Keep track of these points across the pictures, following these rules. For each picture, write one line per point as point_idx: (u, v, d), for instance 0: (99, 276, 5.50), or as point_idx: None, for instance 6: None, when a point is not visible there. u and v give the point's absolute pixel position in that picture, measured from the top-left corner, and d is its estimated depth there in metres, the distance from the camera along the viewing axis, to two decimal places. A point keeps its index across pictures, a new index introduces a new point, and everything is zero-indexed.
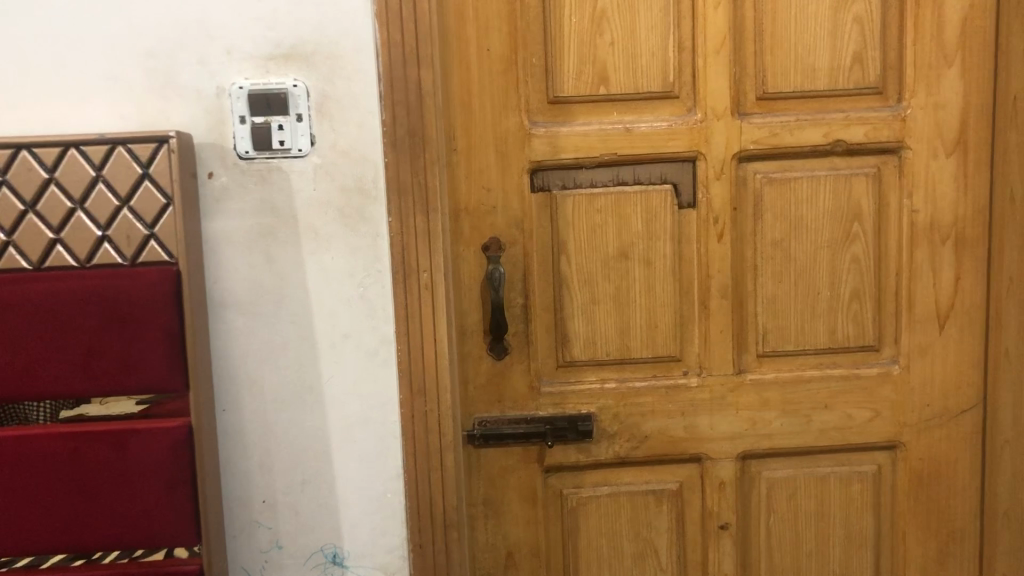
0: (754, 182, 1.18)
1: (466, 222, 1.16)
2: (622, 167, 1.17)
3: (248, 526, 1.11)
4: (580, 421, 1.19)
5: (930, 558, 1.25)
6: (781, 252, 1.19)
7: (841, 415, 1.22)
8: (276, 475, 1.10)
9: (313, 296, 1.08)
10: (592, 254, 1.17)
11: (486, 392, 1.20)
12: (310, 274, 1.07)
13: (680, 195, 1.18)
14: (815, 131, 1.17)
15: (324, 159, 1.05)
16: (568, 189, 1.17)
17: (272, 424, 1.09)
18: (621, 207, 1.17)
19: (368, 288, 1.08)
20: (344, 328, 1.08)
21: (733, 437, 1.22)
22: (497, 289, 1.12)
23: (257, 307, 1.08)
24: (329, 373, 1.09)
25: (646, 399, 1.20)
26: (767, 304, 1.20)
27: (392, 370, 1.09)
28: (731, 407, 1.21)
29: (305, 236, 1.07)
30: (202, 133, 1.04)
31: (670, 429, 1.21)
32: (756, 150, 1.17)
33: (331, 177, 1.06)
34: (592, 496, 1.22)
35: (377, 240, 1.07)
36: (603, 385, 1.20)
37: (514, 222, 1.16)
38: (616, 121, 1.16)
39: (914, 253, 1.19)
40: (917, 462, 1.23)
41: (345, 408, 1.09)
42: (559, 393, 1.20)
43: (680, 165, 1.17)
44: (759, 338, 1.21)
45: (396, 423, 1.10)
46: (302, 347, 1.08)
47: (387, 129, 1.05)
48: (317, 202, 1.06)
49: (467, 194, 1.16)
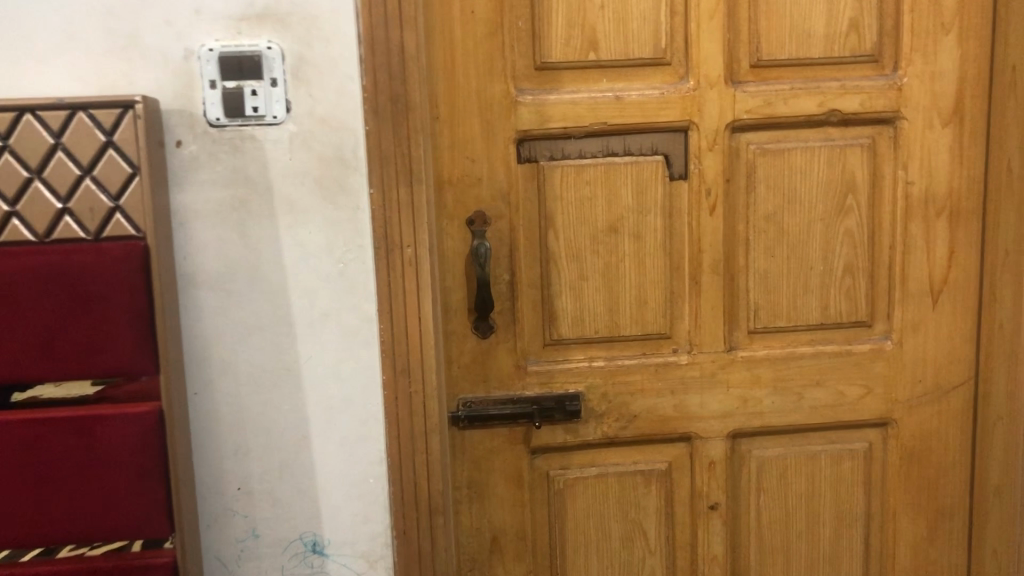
0: (747, 153, 1.14)
1: (450, 194, 1.11)
2: (612, 137, 1.12)
3: (222, 514, 1.05)
4: (568, 401, 1.15)
5: (921, 536, 1.23)
6: (773, 226, 1.15)
7: (832, 392, 1.20)
8: (251, 461, 1.05)
9: (291, 273, 1.02)
10: (580, 227, 1.13)
11: (470, 372, 1.15)
12: (287, 250, 1.01)
13: (671, 167, 1.13)
14: (810, 101, 1.13)
15: (300, 127, 0.99)
16: (556, 160, 1.12)
17: (247, 408, 1.04)
18: (611, 179, 1.12)
19: (349, 264, 1.02)
20: (323, 306, 1.03)
21: (723, 415, 1.19)
22: (483, 265, 1.08)
23: (230, 285, 1.01)
24: (307, 355, 1.03)
25: (636, 377, 1.16)
26: (759, 279, 1.17)
27: (374, 351, 1.04)
28: (722, 385, 1.18)
29: (281, 209, 1.01)
30: (169, 99, 0.98)
31: (660, 408, 1.18)
32: (749, 120, 1.13)
33: (308, 146, 1.00)
34: (579, 478, 1.18)
35: (357, 214, 1.01)
36: (591, 363, 1.16)
37: (501, 195, 1.11)
38: (606, 89, 1.11)
39: (909, 227, 1.16)
40: (909, 440, 1.21)
41: (325, 390, 1.04)
42: (547, 371, 1.15)
43: (672, 135, 1.13)
44: (751, 314, 1.17)
45: (378, 406, 1.05)
46: (278, 327, 1.03)
47: (367, 96, 0.99)
48: (293, 173, 1.00)
49: (451, 165, 1.10)
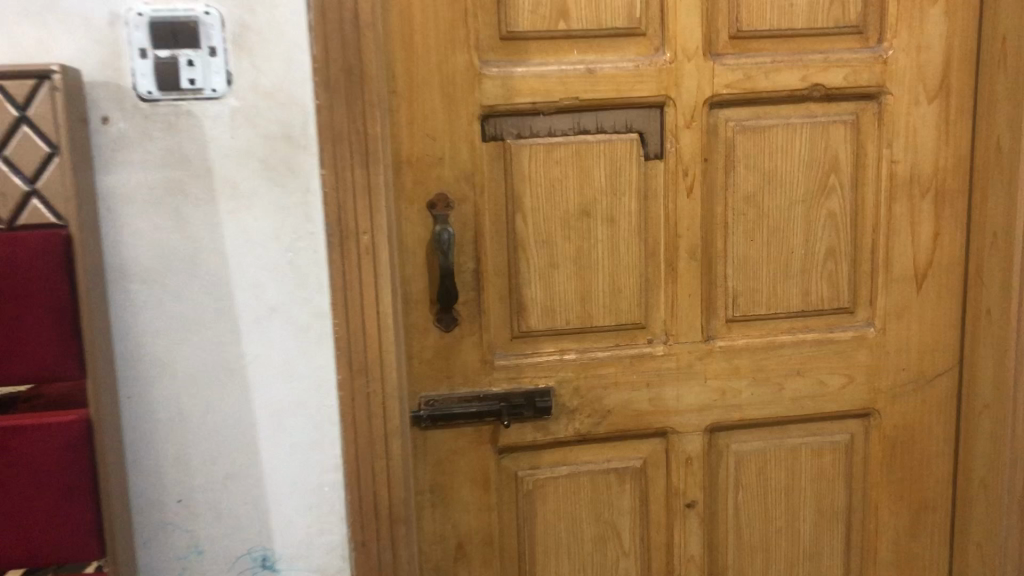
0: (726, 131, 1.07)
1: (409, 175, 1.02)
2: (583, 114, 1.04)
3: (161, 529, 0.95)
4: (538, 398, 1.07)
5: (902, 529, 1.19)
6: (753, 208, 1.09)
7: (814, 383, 1.14)
8: (193, 471, 0.95)
9: (234, 264, 0.92)
10: (550, 211, 1.05)
11: (433, 368, 1.06)
12: (229, 238, 0.92)
13: (646, 145, 1.06)
14: (792, 74, 1.06)
15: (242, 102, 0.89)
16: (524, 139, 1.04)
17: (187, 414, 0.94)
18: (583, 159, 1.05)
19: (298, 253, 0.93)
20: (270, 299, 0.93)
21: (701, 408, 1.12)
22: (446, 252, 0.99)
23: (166, 278, 0.91)
24: (254, 353, 0.94)
25: (609, 370, 1.09)
26: (739, 265, 1.10)
27: (327, 348, 0.95)
28: (700, 378, 1.11)
29: (221, 193, 0.91)
30: (93, 70, 0.87)
31: (635, 402, 1.10)
32: (729, 95, 1.06)
33: (252, 123, 0.90)
34: (549, 478, 1.10)
35: (307, 198, 0.92)
36: (562, 357, 1.08)
37: (464, 176, 1.03)
38: (576, 61, 1.03)
39: (893, 208, 1.11)
40: (891, 430, 1.16)
41: (273, 392, 0.95)
42: (515, 366, 1.07)
43: (647, 111, 1.06)
44: (729, 302, 1.11)
45: (333, 407, 0.96)
46: (221, 323, 0.93)
47: (318, 67, 0.89)
48: (234, 153, 0.90)
49: (410, 144, 1.01)
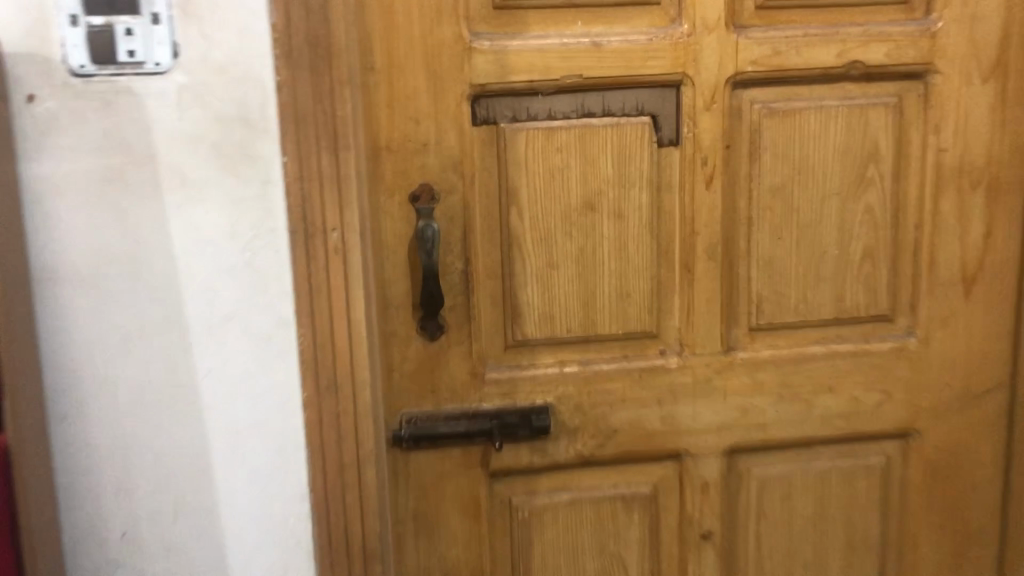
0: (751, 114, 0.94)
1: (388, 163, 0.89)
2: (588, 94, 0.92)
3: (102, 567, 0.84)
4: (534, 416, 0.95)
5: (942, 563, 1.06)
6: (780, 202, 0.96)
7: (847, 400, 1.01)
8: (138, 501, 0.83)
9: (182, 265, 0.80)
10: (549, 205, 0.93)
11: (416, 383, 0.94)
12: (176, 236, 0.79)
13: (659, 131, 0.93)
14: (827, 50, 0.93)
15: (191, 77, 0.77)
16: (520, 122, 0.91)
17: (130, 437, 0.82)
18: (587, 146, 0.92)
19: (256, 253, 0.80)
20: (225, 307, 0.81)
21: (719, 428, 0.99)
22: (430, 251, 0.88)
23: (104, 281, 0.79)
24: (206, 367, 0.82)
25: (615, 386, 0.97)
26: (763, 267, 0.97)
27: (291, 362, 0.82)
28: (719, 394, 0.99)
29: (168, 184, 0.78)
30: (15, 40, 0.74)
31: (645, 421, 0.98)
32: (755, 73, 0.93)
33: (202, 102, 0.77)
34: (548, 505, 0.98)
35: (267, 190, 0.79)
36: (562, 370, 0.96)
37: (451, 164, 0.90)
38: (580, 34, 0.90)
39: (940, 204, 0.98)
40: (933, 453, 1.03)
41: (229, 412, 0.83)
42: (508, 380, 0.95)
43: (661, 91, 0.93)
44: (753, 309, 0.98)
45: (298, 429, 0.84)
46: (168, 333, 0.81)
47: (278, 37, 0.77)
48: (182, 137, 0.78)
49: (389, 128, 0.88)
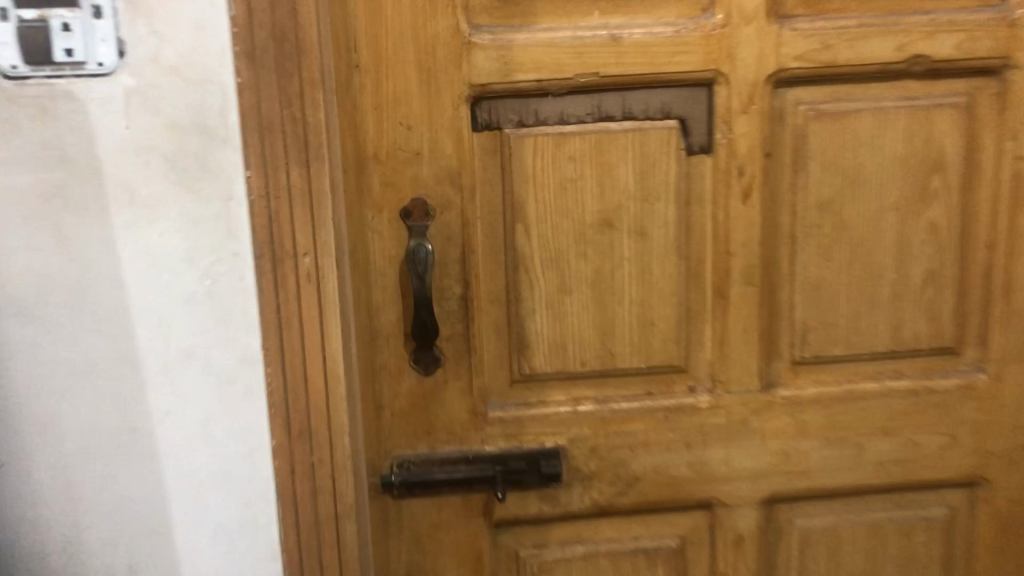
0: (795, 117, 0.82)
1: (376, 174, 0.78)
2: (606, 95, 0.80)
3: None
4: (542, 461, 0.83)
5: None
6: (829, 219, 0.83)
7: (905, 444, 0.88)
8: (89, 558, 0.73)
9: (134, 294, 0.70)
10: (561, 222, 0.81)
11: (410, 422, 0.83)
12: (127, 261, 0.69)
13: (689, 136, 0.81)
14: (886, 43, 0.80)
15: (139, 80, 0.66)
16: (527, 127, 0.79)
17: (78, 487, 0.72)
18: (604, 154, 0.80)
19: (218, 281, 0.70)
20: (183, 342, 0.71)
21: (756, 476, 0.87)
22: (422, 275, 0.78)
23: (45, 313, 0.69)
24: (164, 410, 0.72)
25: (637, 427, 0.85)
26: (809, 292, 0.84)
27: (259, 404, 0.72)
28: (756, 437, 0.86)
29: (116, 201, 0.68)
30: None
31: (670, 467, 0.86)
32: (800, 70, 0.80)
33: (153, 108, 0.67)
34: (559, 560, 0.87)
35: (229, 209, 0.69)
36: (576, 409, 0.84)
37: (448, 176, 0.79)
38: (597, 26, 0.78)
39: (1017, 220, 0.84)
40: (1003, 505, 0.90)
41: (190, 459, 0.73)
42: (514, 420, 0.84)
43: (691, 91, 0.81)
44: (796, 340, 0.85)
45: (268, 480, 0.74)
46: (119, 371, 0.70)
47: (238, 32, 0.66)
48: (131, 148, 0.67)
49: (376, 135, 0.78)
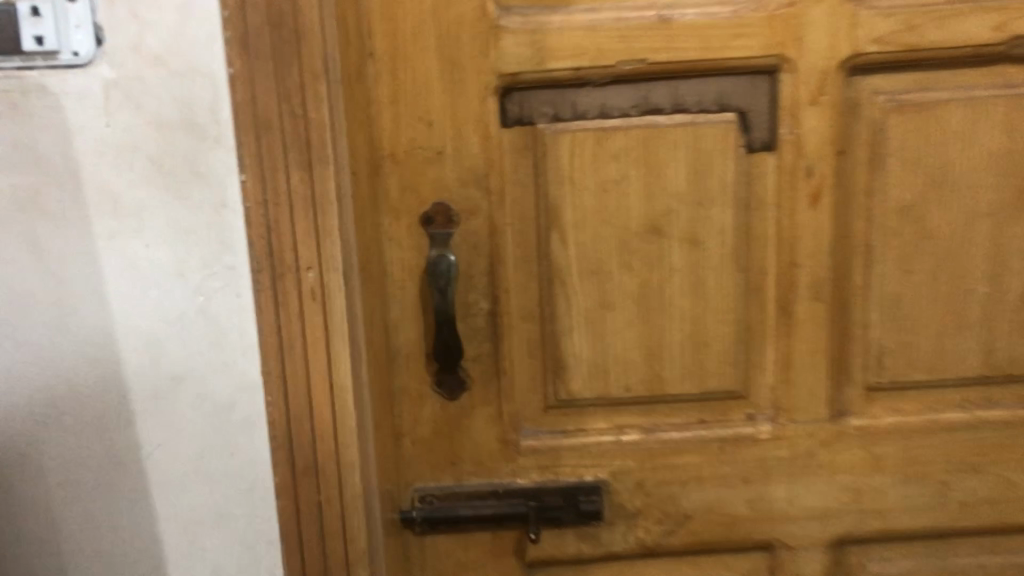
0: (872, 109, 0.71)
1: (393, 176, 0.70)
2: (653, 85, 0.70)
3: None
4: (581, 496, 0.75)
5: None
6: (911, 225, 0.72)
7: (996, 482, 0.77)
8: None
9: (118, 313, 0.62)
10: (602, 229, 0.72)
11: (433, 452, 0.75)
12: (110, 275, 0.61)
13: (748, 132, 0.71)
14: (980, 22, 0.69)
15: (120, 71, 0.59)
16: (564, 122, 0.70)
17: (60, 525, 0.65)
18: (652, 152, 0.71)
19: (211, 298, 0.62)
20: (173, 366, 0.63)
21: (824, 515, 0.77)
22: (445, 288, 0.69)
23: (21, 333, 0.62)
24: (153, 442, 0.64)
25: (688, 459, 0.76)
26: (886, 309, 0.74)
27: (258, 436, 0.64)
28: (824, 471, 0.76)
29: (96, 208, 0.60)
30: None
31: (726, 504, 0.77)
32: (878, 56, 0.69)
33: (136, 103, 0.59)
34: None
35: (222, 217, 0.61)
36: (619, 438, 0.75)
37: (474, 178, 0.70)
38: (643, 6, 0.68)
39: None
40: None
41: (184, 496, 0.65)
42: (550, 451, 0.75)
43: (751, 79, 0.71)
44: (871, 363, 0.75)
45: (270, 520, 0.66)
46: (103, 398, 0.63)
47: (230, 16, 0.58)
48: (112, 148, 0.60)
49: (393, 132, 0.69)
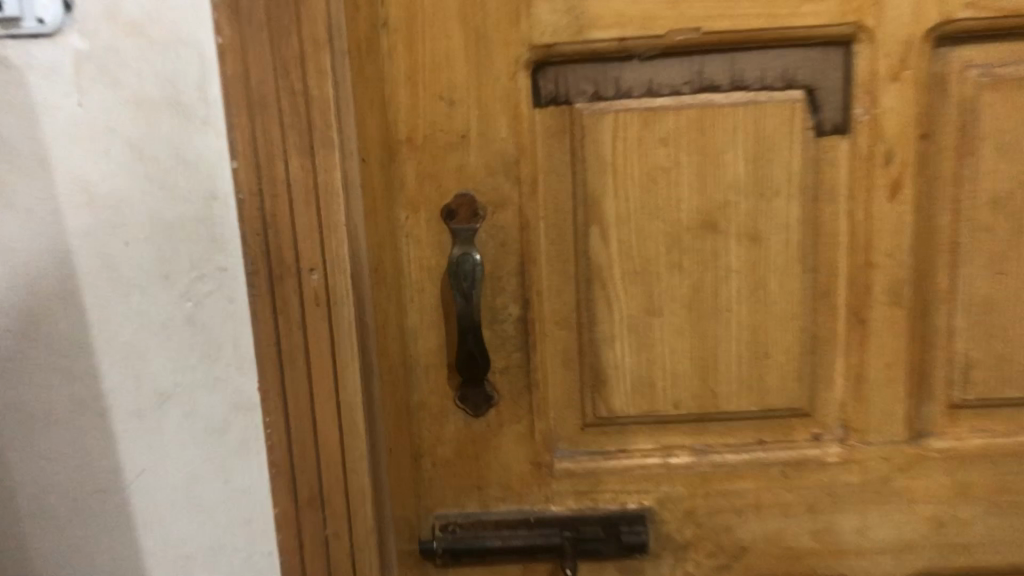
0: (963, 86, 0.61)
1: (411, 164, 0.62)
2: (708, 58, 0.61)
3: None
4: (623, 527, 0.66)
5: None
6: (1005, 220, 0.63)
7: None
8: None
9: (93, 323, 0.53)
10: (648, 224, 0.63)
11: (456, 475, 0.66)
12: (84, 277, 0.53)
13: (817, 112, 0.62)
14: None
15: (93, 40, 0.50)
16: (605, 102, 0.62)
17: (33, 562, 0.57)
18: (706, 136, 0.62)
19: (200, 304, 0.54)
20: (158, 383, 0.54)
21: (899, 549, 0.68)
22: (470, 292, 0.61)
23: None
24: (137, 469, 0.56)
25: (744, 485, 0.67)
26: (975, 316, 0.64)
27: (256, 462, 0.56)
28: (900, 500, 0.67)
29: (67, 200, 0.52)
30: None
31: (787, 535, 0.68)
32: (971, 23, 0.60)
33: (112, 78, 0.51)
34: None
35: (211, 210, 0.52)
36: (667, 461, 0.66)
37: (503, 166, 0.62)
38: None
39: None
40: None
41: (172, 529, 0.57)
42: (588, 474, 0.66)
43: (821, 52, 0.61)
44: (956, 377, 0.66)
45: (269, 555, 0.58)
46: (79, 418, 0.55)
47: None
48: (84, 131, 0.51)
49: (411, 113, 0.61)
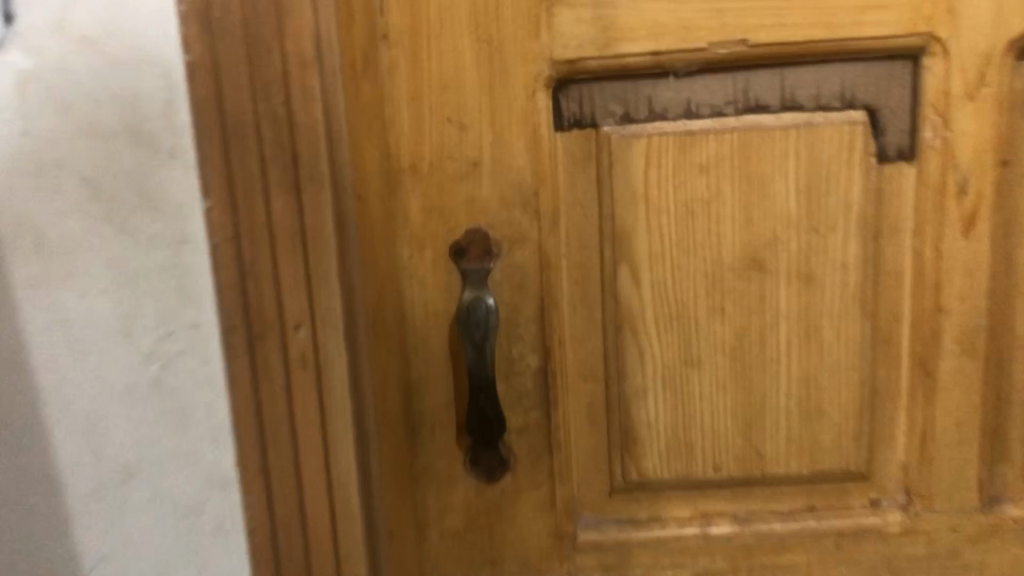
0: None
1: (415, 197, 0.54)
2: (756, 74, 0.53)
3: None
4: None
5: None
6: None
7: None
8: None
9: (43, 389, 0.46)
10: (687, 265, 0.55)
11: (467, 548, 0.58)
12: (31, 337, 0.45)
13: (881, 136, 0.54)
14: None
15: (38, 61, 0.42)
16: (638, 125, 0.54)
17: None
18: (754, 164, 0.54)
19: (168, 366, 0.46)
20: (120, 458, 0.47)
21: None
22: (484, 343, 0.53)
23: None
24: (95, 557, 0.48)
25: (794, 557, 0.59)
26: None
27: (234, 547, 0.48)
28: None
29: (9, 247, 0.44)
30: None
31: None
32: None
33: (61, 104, 0.43)
34: None
35: (180, 258, 0.45)
36: (706, 530, 0.58)
37: (520, 198, 0.54)
38: None
39: None
40: None
41: None
42: (616, 546, 0.58)
43: (886, 66, 0.53)
44: None
45: None
46: (26, 500, 0.47)
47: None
48: (29, 166, 0.43)
49: (415, 139, 0.53)
